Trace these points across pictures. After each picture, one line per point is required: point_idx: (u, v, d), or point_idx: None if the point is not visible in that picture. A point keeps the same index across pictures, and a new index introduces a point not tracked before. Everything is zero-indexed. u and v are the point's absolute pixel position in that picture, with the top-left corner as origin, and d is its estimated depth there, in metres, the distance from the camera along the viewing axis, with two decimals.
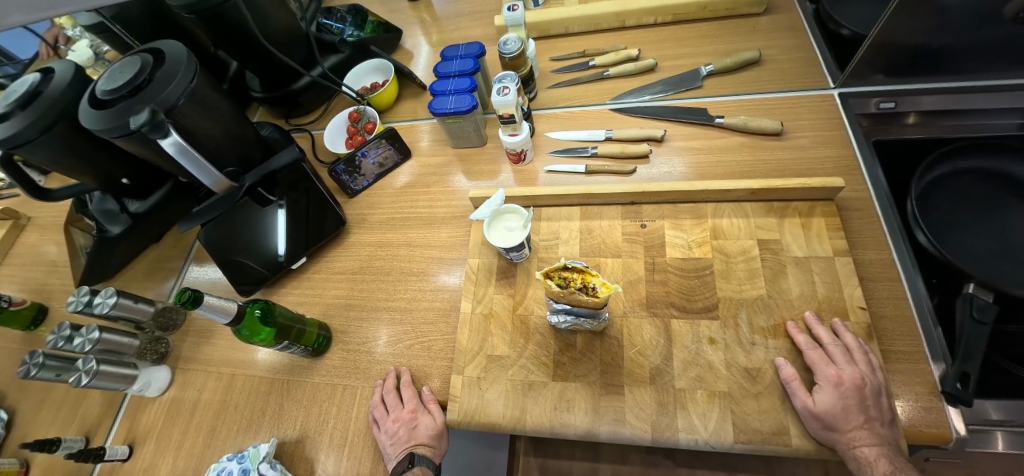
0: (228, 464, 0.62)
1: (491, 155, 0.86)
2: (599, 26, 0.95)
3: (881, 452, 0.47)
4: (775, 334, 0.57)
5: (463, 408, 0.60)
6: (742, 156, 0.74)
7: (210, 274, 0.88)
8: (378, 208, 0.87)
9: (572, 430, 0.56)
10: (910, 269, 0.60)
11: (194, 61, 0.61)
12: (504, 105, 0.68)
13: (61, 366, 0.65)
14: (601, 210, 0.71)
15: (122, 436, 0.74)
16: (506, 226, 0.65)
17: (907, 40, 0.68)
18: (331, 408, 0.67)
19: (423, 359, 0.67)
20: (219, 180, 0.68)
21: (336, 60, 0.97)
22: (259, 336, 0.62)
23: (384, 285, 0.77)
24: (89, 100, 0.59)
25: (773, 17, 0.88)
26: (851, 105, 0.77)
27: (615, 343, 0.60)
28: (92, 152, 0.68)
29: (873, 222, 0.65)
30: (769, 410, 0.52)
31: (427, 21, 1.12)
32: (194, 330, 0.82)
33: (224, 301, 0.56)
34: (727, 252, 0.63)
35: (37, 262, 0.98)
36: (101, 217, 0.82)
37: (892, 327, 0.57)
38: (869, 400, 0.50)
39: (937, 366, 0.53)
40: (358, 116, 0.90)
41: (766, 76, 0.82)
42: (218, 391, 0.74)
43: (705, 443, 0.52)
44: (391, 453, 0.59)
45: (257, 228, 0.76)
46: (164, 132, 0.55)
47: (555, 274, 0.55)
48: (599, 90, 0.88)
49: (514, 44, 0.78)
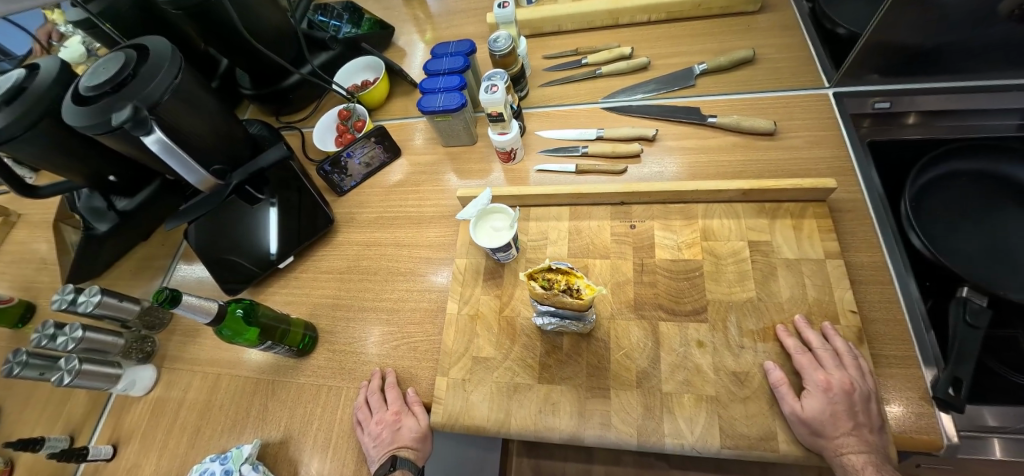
0: (210, 465, 0.61)
1: (482, 154, 0.86)
2: (592, 23, 0.94)
3: (868, 459, 0.46)
4: (765, 338, 0.56)
5: (448, 410, 0.59)
6: (735, 156, 0.73)
7: (198, 272, 0.87)
8: (367, 207, 0.86)
9: (557, 434, 0.55)
10: (902, 271, 0.59)
11: (179, 56, 0.60)
12: (492, 103, 0.67)
13: (45, 365, 0.65)
14: (590, 210, 0.70)
15: (106, 435, 0.73)
16: (492, 225, 0.64)
17: (903, 40, 0.67)
18: (316, 409, 0.66)
19: (409, 360, 0.67)
20: (206, 178, 0.67)
21: (327, 57, 0.96)
22: (242, 335, 0.61)
23: (372, 285, 0.76)
24: (72, 97, 0.58)
25: (769, 15, 0.87)
26: (846, 104, 0.75)
27: (602, 345, 0.59)
28: (79, 150, 0.67)
29: (866, 224, 0.64)
30: (756, 415, 0.51)
31: (421, 18, 1.11)
32: (180, 330, 0.81)
33: (204, 300, 0.55)
34: (717, 253, 0.62)
35: (27, 260, 0.98)
36: (88, 214, 0.81)
37: (884, 332, 0.56)
38: (857, 406, 0.49)
39: (930, 371, 0.52)
40: (347, 114, 0.88)
41: (761, 75, 0.81)
42: (203, 391, 0.73)
43: (691, 448, 0.51)
44: (374, 456, 0.58)
45: (246, 227, 0.76)
46: (147, 128, 0.55)
47: (539, 275, 0.54)
48: (592, 89, 0.87)
49: (505, 41, 0.77)
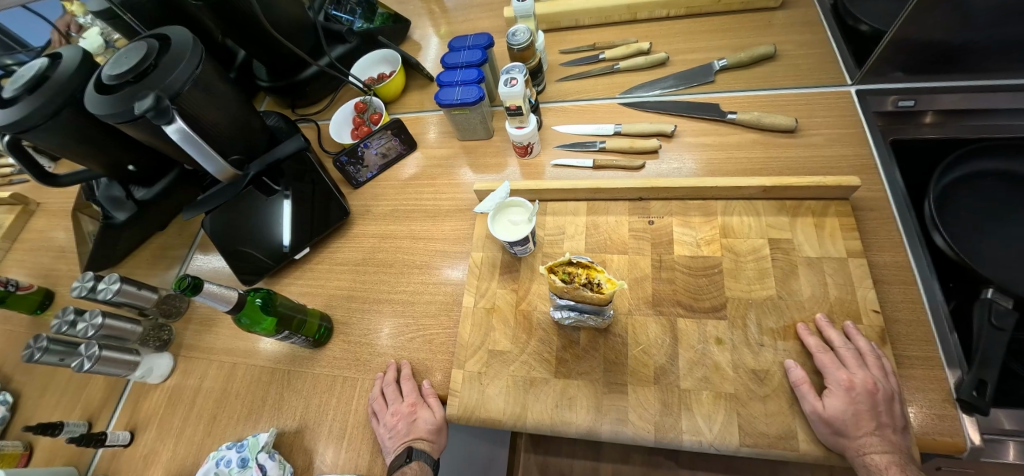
0: (227, 453, 0.63)
1: (498, 148, 0.85)
2: (610, 18, 0.94)
3: (892, 460, 0.45)
4: (785, 337, 0.55)
5: (464, 403, 0.59)
6: (755, 153, 0.72)
7: (214, 262, 0.88)
8: (382, 200, 0.86)
9: (574, 429, 0.55)
10: (927, 274, 0.58)
11: (200, 46, 0.60)
12: (511, 97, 0.67)
13: (66, 350, 0.66)
14: (608, 205, 0.70)
15: (123, 423, 0.74)
16: (510, 219, 0.64)
17: (929, 38, 0.66)
18: (331, 400, 0.67)
19: (423, 353, 0.67)
20: (225, 168, 0.67)
21: (344, 50, 0.95)
22: (260, 324, 0.62)
23: (387, 277, 0.76)
24: (96, 86, 0.59)
25: (789, 12, 0.86)
26: (869, 103, 0.74)
27: (619, 340, 0.59)
28: (99, 140, 0.68)
29: (889, 224, 0.63)
30: (776, 413, 0.51)
31: (436, 12, 1.11)
32: (196, 319, 0.81)
33: (224, 288, 0.55)
34: (736, 250, 0.62)
35: (46, 248, 0.99)
36: (107, 203, 0.81)
37: (906, 332, 0.55)
38: (881, 406, 0.48)
39: (954, 372, 0.52)
40: (364, 107, 0.90)
41: (780, 71, 0.80)
42: (219, 380, 0.74)
43: (709, 445, 0.51)
44: (390, 446, 0.59)
45: (261, 217, 0.76)
46: (168, 118, 0.54)
47: (559, 268, 0.54)
48: (609, 84, 0.87)
49: (523, 34, 0.77)
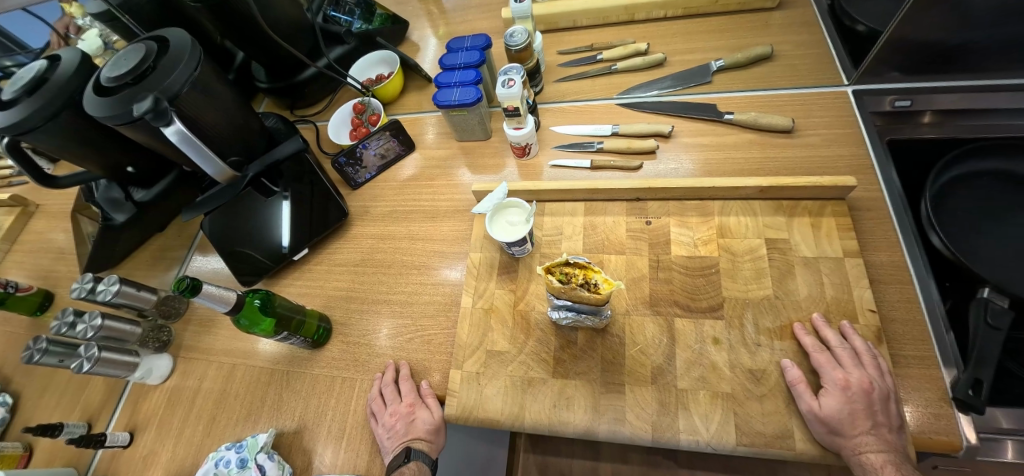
0: (226, 454, 0.63)
1: (496, 149, 0.86)
2: (608, 19, 0.94)
3: (888, 459, 0.45)
4: (782, 336, 0.56)
5: (462, 403, 0.59)
6: (753, 154, 0.72)
7: (213, 263, 0.88)
8: (381, 201, 0.86)
9: (572, 428, 0.55)
10: (923, 273, 0.59)
11: (198, 48, 0.61)
12: (509, 98, 0.67)
13: (65, 352, 0.66)
14: (605, 205, 0.70)
15: (122, 424, 0.74)
16: (507, 220, 0.64)
17: (926, 38, 0.66)
18: (330, 400, 0.67)
19: (422, 353, 0.67)
20: (224, 170, 0.67)
21: (342, 51, 0.96)
22: (259, 325, 0.62)
23: (385, 278, 0.76)
24: (94, 87, 0.59)
25: (787, 12, 0.86)
26: (866, 103, 0.74)
27: (617, 340, 0.59)
28: (98, 142, 0.68)
29: (886, 224, 0.63)
30: (773, 413, 0.51)
31: (434, 13, 1.11)
32: (195, 320, 0.82)
33: (223, 289, 0.56)
34: (733, 250, 0.62)
35: (45, 250, 0.99)
36: (106, 204, 0.81)
37: (902, 332, 0.55)
38: (877, 405, 0.48)
39: (949, 371, 0.52)
40: (362, 108, 0.90)
41: (777, 72, 0.80)
42: (218, 381, 0.74)
43: (706, 444, 0.51)
44: (389, 446, 0.59)
45: (259, 218, 0.76)
46: (167, 120, 0.54)
47: (557, 269, 0.54)
48: (607, 84, 0.87)
49: (520, 36, 0.77)
